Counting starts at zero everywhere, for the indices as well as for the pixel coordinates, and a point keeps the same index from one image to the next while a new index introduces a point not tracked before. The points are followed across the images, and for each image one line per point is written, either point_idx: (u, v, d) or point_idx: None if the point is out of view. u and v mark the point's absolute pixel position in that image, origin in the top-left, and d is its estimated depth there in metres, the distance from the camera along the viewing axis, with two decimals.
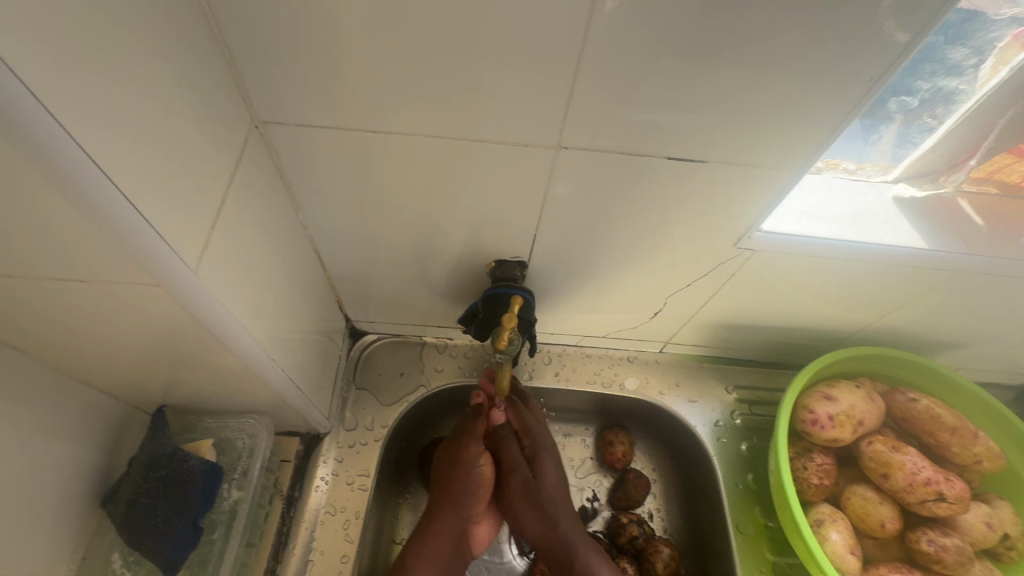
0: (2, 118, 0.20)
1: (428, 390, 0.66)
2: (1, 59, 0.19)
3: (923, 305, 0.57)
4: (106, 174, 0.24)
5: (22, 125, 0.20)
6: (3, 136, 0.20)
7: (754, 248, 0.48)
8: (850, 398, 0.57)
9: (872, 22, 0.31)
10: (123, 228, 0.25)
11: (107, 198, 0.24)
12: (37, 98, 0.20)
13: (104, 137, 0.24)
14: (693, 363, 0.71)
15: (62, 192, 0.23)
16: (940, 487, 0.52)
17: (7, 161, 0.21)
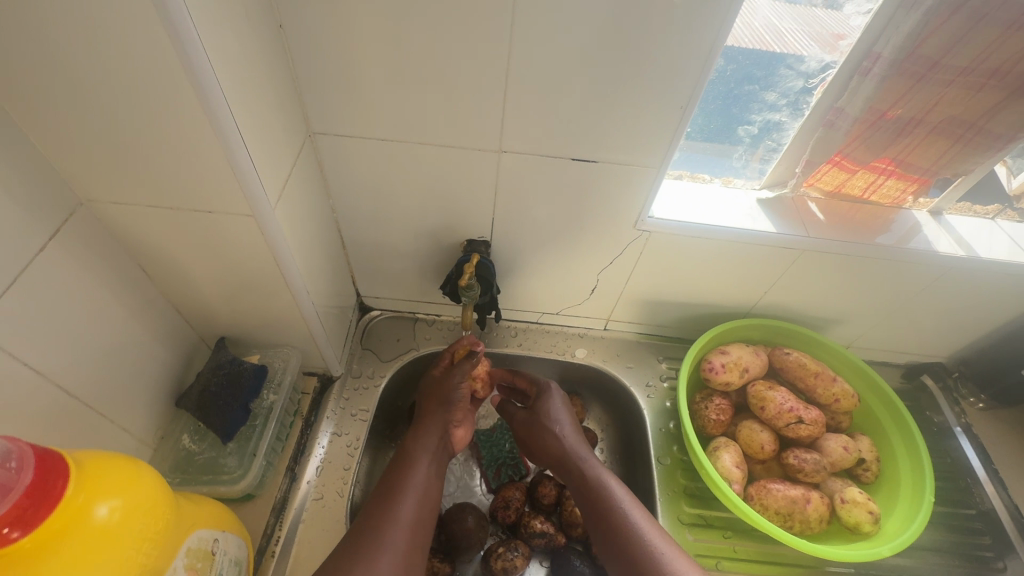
0: (206, 108, 0.39)
1: (418, 352, 0.84)
2: (215, 77, 0.39)
3: (792, 282, 0.75)
4: (243, 144, 0.43)
5: (214, 113, 0.40)
6: (201, 117, 0.40)
7: (650, 230, 0.67)
8: (739, 351, 0.74)
9: (688, 71, 0.50)
10: (245, 175, 0.45)
11: (240, 157, 0.43)
12: (224, 100, 0.40)
13: (244, 124, 0.44)
14: (632, 340, 0.89)
15: (220, 151, 0.42)
16: (799, 412, 0.68)
17: (198, 132, 0.41)
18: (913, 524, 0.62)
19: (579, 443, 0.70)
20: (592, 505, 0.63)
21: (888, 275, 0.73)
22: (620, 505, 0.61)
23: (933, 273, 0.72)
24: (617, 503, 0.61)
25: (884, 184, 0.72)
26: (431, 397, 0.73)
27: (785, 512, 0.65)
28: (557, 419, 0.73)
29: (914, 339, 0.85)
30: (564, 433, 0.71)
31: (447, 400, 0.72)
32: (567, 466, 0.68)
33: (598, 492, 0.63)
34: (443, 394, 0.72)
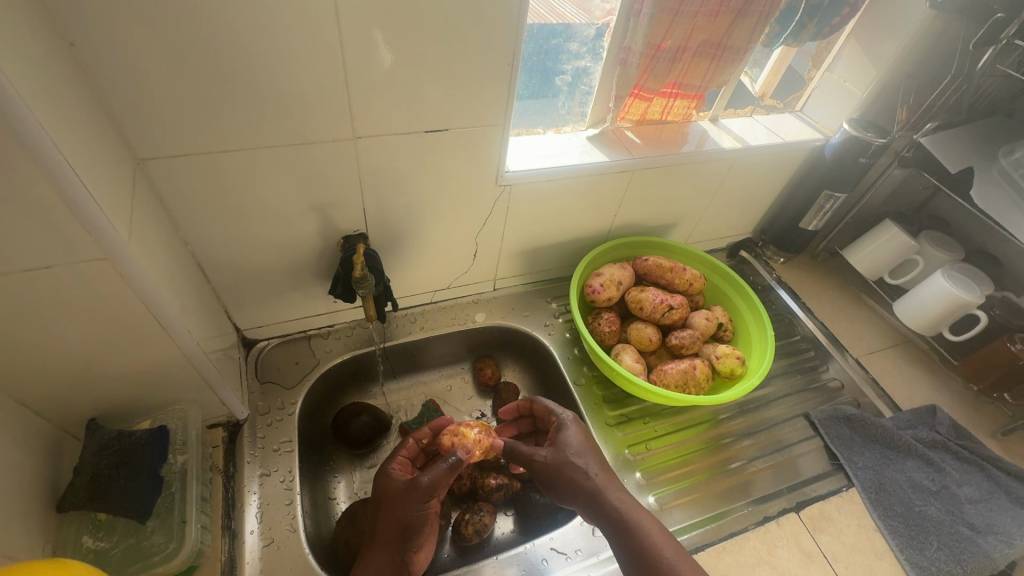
0: (23, 141, 0.36)
1: (322, 367, 0.81)
2: (25, 103, 0.35)
3: (632, 202, 0.88)
4: (76, 174, 0.40)
5: (35, 145, 0.36)
6: (20, 153, 0.36)
7: (510, 183, 0.73)
8: (610, 269, 0.85)
9: (506, 26, 0.56)
10: (87, 212, 0.41)
11: (77, 190, 0.40)
12: (41, 128, 0.37)
13: (71, 155, 0.40)
14: (521, 291, 0.96)
15: (52, 188, 0.38)
16: (669, 301, 0.82)
17: (18, 171, 0.37)
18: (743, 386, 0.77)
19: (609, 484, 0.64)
20: (629, 551, 0.59)
21: (698, 176, 0.90)
22: (652, 554, 0.58)
23: (726, 167, 0.91)
24: (652, 552, 0.58)
25: (675, 105, 0.88)
26: (386, 521, 0.62)
27: (682, 383, 0.78)
28: (580, 453, 0.66)
29: (727, 224, 1.06)
30: (590, 467, 0.65)
31: (405, 530, 0.61)
32: (594, 510, 0.62)
33: (635, 535, 0.60)
34: (403, 515, 0.61)
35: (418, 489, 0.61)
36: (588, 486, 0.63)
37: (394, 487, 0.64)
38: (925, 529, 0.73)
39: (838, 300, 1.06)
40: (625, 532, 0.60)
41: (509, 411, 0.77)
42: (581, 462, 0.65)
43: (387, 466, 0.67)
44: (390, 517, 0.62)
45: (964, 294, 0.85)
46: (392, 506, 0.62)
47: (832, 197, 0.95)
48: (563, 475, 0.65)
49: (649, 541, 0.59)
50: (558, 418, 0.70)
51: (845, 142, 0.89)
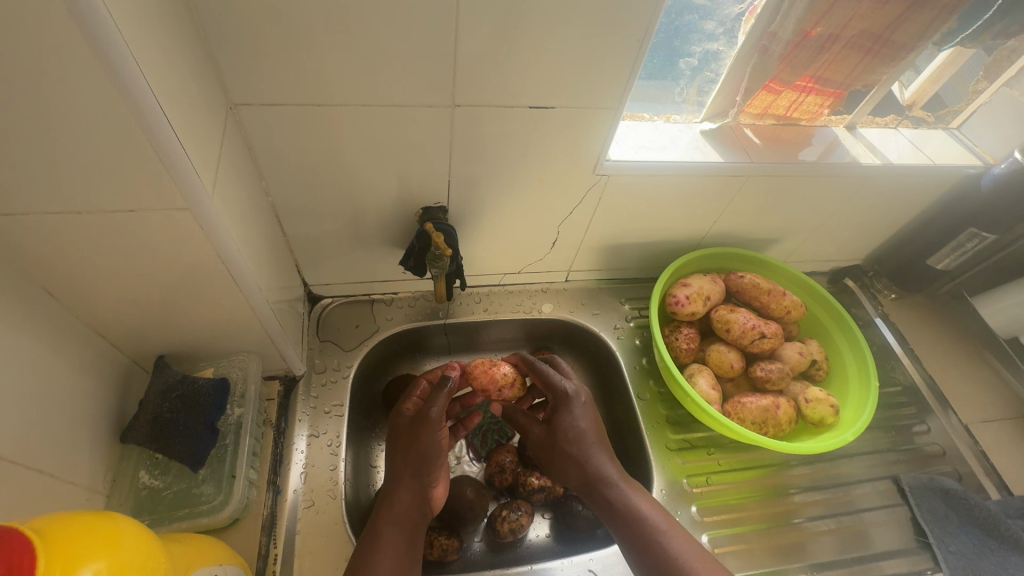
0: (117, 78, 0.33)
1: (381, 334, 0.80)
2: (122, 39, 0.32)
3: (736, 210, 0.79)
4: (165, 117, 0.37)
5: (128, 84, 0.33)
6: (115, 89, 0.33)
7: (608, 173, 0.66)
8: (699, 281, 0.77)
9: None
10: (173, 160, 0.38)
11: (164, 133, 0.37)
12: (135, 65, 0.34)
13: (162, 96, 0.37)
14: (593, 287, 0.90)
15: (141, 130, 0.36)
16: (761, 328, 0.73)
17: (111, 109, 0.34)
18: (854, 426, 0.68)
19: (585, 435, 0.63)
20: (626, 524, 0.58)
21: (818, 191, 0.79)
22: (646, 534, 0.57)
23: (855, 185, 0.79)
24: (628, 490, 0.60)
25: (805, 102, 0.76)
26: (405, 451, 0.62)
27: (760, 420, 0.70)
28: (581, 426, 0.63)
29: (836, 247, 0.93)
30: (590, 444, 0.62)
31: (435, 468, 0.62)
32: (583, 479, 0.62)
33: (621, 528, 0.58)
34: (422, 449, 0.61)
35: (434, 424, 0.62)
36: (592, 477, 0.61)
37: (410, 420, 0.64)
38: None
39: (955, 350, 0.91)
40: (636, 542, 0.57)
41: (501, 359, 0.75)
42: (572, 432, 0.63)
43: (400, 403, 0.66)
44: (416, 457, 0.61)
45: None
46: (410, 448, 0.62)
47: (978, 236, 0.81)
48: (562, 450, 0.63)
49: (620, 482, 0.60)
50: (560, 391, 0.65)
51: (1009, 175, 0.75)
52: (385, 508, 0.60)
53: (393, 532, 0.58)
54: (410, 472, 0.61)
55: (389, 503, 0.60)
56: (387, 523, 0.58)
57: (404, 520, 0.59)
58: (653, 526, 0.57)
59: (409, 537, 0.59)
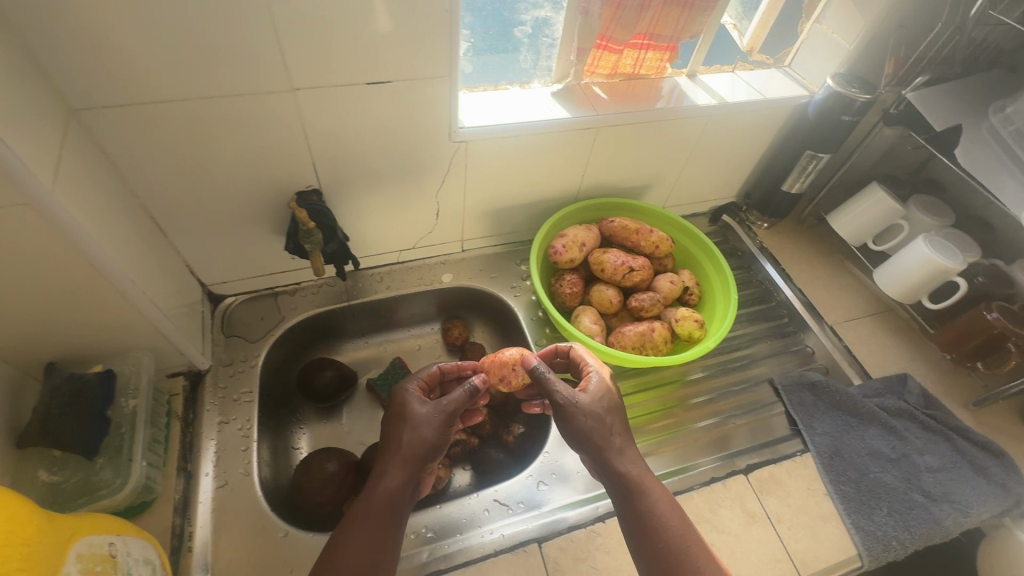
0: None
1: (287, 323, 0.84)
2: None
3: (598, 162, 0.86)
4: None
5: None
6: None
7: (465, 139, 0.72)
8: (574, 230, 0.84)
9: None
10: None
11: None
12: None
13: None
14: (490, 253, 0.96)
15: None
16: (629, 263, 0.81)
17: None
18: (718, 335, 0.76)
19: (613, 405, 0.62)
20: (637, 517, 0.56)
21: (669, 137, 0.87)
22: (654, 525, 0.56)
23: (700, 124, 0.87)
24: (644, 479, 0.58)
25: (646, 58, 0.84)
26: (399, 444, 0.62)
27: (639, 345, 0.78)
28: (606, 410, 0.61)
29: (706, 187, 1.03)
30: (612, 427, 0.61)
31: (429, 452, 0.61)
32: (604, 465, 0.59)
33: (631, 519, 0.56)
34: (422, 437, 0.62)
35: (439, 409, 0.63)
36: (617, 470, 0.59)
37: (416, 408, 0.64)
38: (877, 495, 0.72)
39: (820, 265, 1.01)
40: (644, 528, 0.56)
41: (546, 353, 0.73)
42: (604, 404, 0.61)
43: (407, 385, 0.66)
44: (415, 437, 0.61)
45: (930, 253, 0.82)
46: (411, 430, 0.62)
47: (815, 158, 0.91)
48: (600, 433, 0.60)
49: (634, 477, 0.58)
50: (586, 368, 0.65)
51: (828, 99, 0.84)
52: (371, 494, 0.58)
53: (374, 523, 0.56)
54: (406, 456, 0.61)
55: (380, 490, 0.59)
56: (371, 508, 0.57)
57: (389, 510, 0.58)
58: (661, 522, 0.56)
59: (390, 528, 0.57)
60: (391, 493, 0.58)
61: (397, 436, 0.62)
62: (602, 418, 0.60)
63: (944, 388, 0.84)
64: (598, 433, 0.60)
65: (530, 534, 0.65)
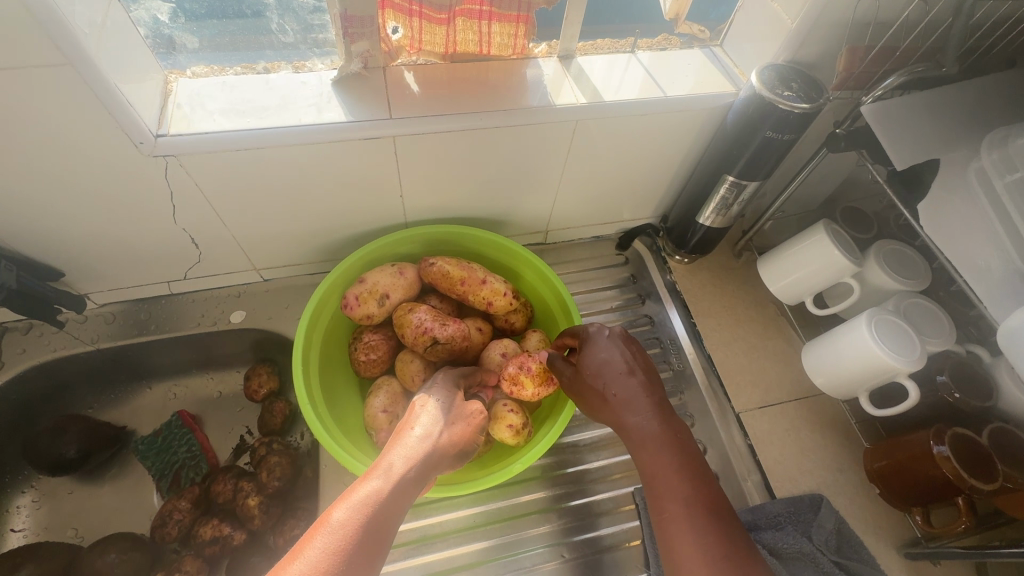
0: None
1: (5, 374, 0.64)
2: None
3: (420, 183, 0.62)
4: None
5: None
6: None
7: (171, 153, 0.50)
8: (374, 276, 0.61)
9: None
10: None
11: None
12: None
13: None
14: (304, 284, 0.74)
15: None
16: (434, 332, 0.58)
17: None
18: (536, 450, 0.56)
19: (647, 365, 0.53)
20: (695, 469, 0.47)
21: (522, 150, 0.62)
22: (688, 507, 0.44)
23: (565, 132, 0.61)
24: (645, 443, 0.48)
25: (490, 32, 0.58)
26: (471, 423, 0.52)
27: None
28: (606, 368, 0.53)
29: (604, 206, 0.77)
30: (615, 385, 0.52)
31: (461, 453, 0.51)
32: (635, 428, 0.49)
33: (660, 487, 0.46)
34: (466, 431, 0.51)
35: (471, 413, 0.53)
36: (648, 433, 0.49)
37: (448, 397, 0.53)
38: None
39: (747, 321, 0.77)
40: (674, 507, 0.45)
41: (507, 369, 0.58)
42: (633, 347, 0.54)
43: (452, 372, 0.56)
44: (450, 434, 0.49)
45: (894, 362, 0.56)
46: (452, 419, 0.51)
47: (737, 186, 0.64)
48: (603, 400, 0.52)
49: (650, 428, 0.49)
50: (582, 330, 0.56)
51: (748, 105, 0.57)
52: (375, 489, 0.42)
53: (333, 552, 0.37)
54: (438, 453, 0.47)
55: (418, 450, 0.46)
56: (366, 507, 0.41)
57: (396, 520, 0.42)
58: (689, 499, 0.45)
59: (377, 550, 0.39)
60: (365, 507, 0.41)
61: (410, 429, 0.48)
62: (615, 382, 0.52)
63: (869, 521, 0.62)
64: (625, 387, 0.51)
65: None
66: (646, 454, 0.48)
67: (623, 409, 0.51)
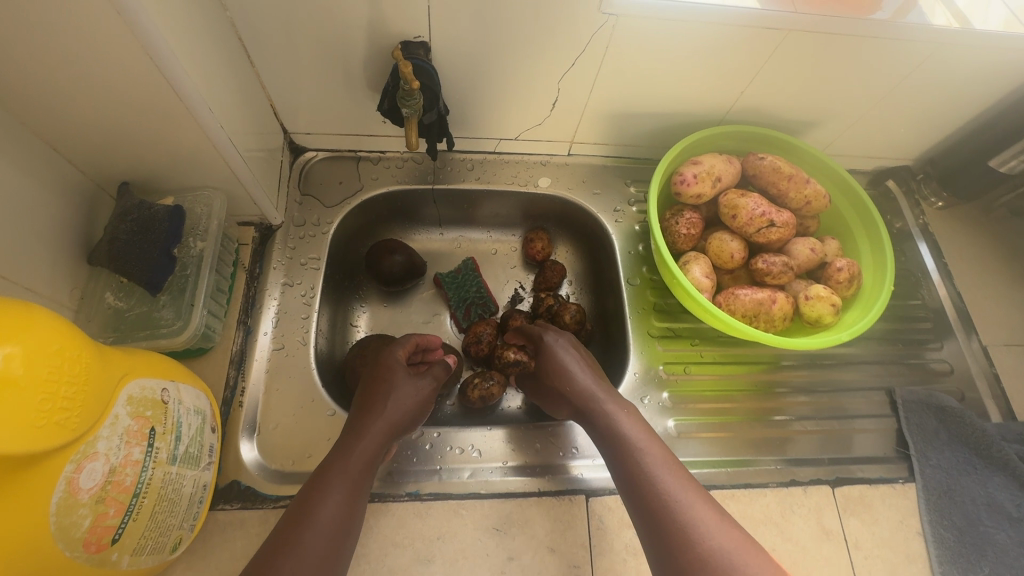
0: None
1: (366, 195, 0.77)
2: None
3: (767, 81, 0.68)
4: None
5: None
6: None
7: (618, 13, 0.56)
8: (712, 160, 0.68)
9: None
10: None
11: None
12: None
13: None
14: (598, 164, 0.82)
15: None
16: (769, 216, 0.65)
17: None
18: (852, 327, 0.63)
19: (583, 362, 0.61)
20: (614, 451, 0.54)
21: (876, 62, 0.66)
22: (679, 518, 0.46)
23: (922, 54, 0.65)
24: (638, 449, 0.52)
25: None
26: (425, 396, 0.60)
27: (750, 314, 0.66)
28: (583, 380, 0.60)
29: (887, 138, 0.81)
30: (590, 387, 0.59)
31: (405, 418, 0.57)
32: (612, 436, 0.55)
33: (649, 482, 0.49)
34: (406, 399, 0.58)
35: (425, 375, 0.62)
36: (623, 440, 0.53)
37: (396, 367, 0.60)
38: (980, 551, 0.61)
39: (993, 270, 0.82)
40: (661, 508, 0.47)
41: (778, 264, 0.66)
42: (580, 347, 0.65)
43: (406, 339, 0.63)
44: (395, 399, 0.57)
45: None
46: (413, 392, 0.59)
47: None
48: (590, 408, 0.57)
49: (606, 408, 0.57)
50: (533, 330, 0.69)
51: None
52: (342, 447, 0.52)
53: (293, 514, 0.46)
54: (356, 426, 0.54)
55: (361, 424, 0.54)
56: (353, 447, 0.52)
57: (333, 458, 0.51)
58: (675, 503, 0.47)
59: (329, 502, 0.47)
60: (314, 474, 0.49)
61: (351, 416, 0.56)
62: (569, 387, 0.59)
63: None
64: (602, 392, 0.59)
65: (580, 485, 0.59)
66: (633, 460, 0.52)
67: (600, 424, 0.56)
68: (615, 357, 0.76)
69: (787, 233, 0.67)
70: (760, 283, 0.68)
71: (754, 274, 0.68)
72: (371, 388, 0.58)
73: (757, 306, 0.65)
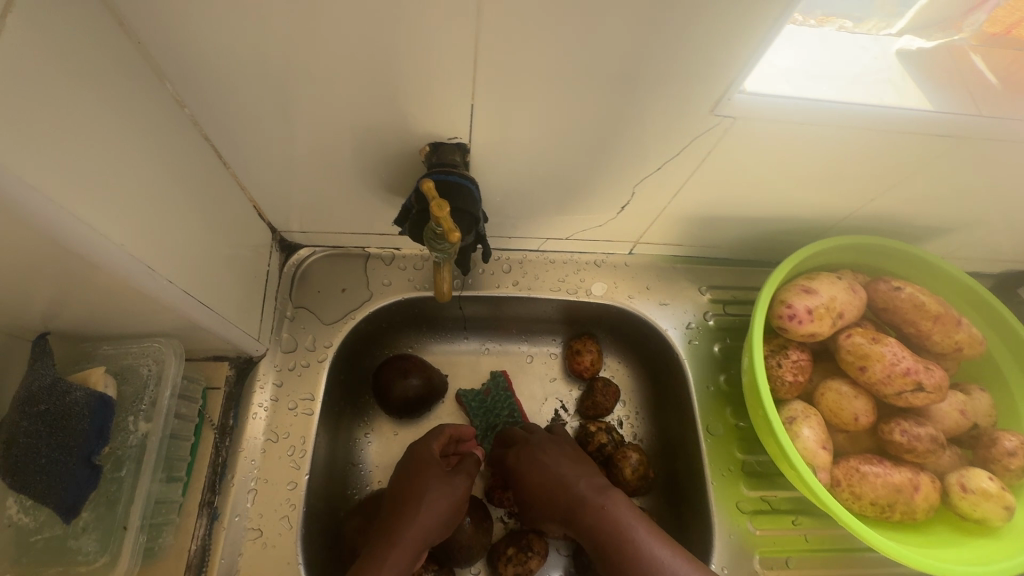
0: None
1: (374, 306, 0.60)
2: None
3: (908, 190, 0.51)
4: None
5: None
6: None
7: (735, 115, 0.40)
8: (831, 290, 0.52)
9: None
10: None
11: None
12: None
13: None
14: (665, 265, 0.66)
15: None
16: (917, 377, 0.49)
17: None
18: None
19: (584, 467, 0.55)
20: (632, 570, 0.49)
21: None
22: None
23: None
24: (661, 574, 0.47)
25: None
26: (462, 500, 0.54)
27: (883, 503, 0.49)
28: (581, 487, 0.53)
29: None
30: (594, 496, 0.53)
31: (442, 529, 0.52)
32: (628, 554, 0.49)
33: None
34: (444, 507, 0.52)
35: (464, 474, 0.55)
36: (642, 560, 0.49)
37: (431, 469, 0.54)
38: None
39: None
40: None
41: (923, 437, 0.50)
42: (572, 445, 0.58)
43: (444, 431, 0.57)
44: (430, 509, 0.51)
45: None
46: (448, 494, 0.52)
47: None
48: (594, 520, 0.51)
49: (618, 522, 0.51)
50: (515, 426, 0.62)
51: None
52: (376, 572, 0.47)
53: None
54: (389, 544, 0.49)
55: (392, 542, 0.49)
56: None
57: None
58: None
59: None
60: None
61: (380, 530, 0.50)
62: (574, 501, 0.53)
63: None
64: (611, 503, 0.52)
65: None
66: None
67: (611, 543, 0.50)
68: (686, 524, 0.59)
69: (935, 394, 0.50)
70: (893, 456, 0.51)
71: (887, 445, 0.51)
72: (398, 496, 0.53)
73: (895, 496, 0.49)
